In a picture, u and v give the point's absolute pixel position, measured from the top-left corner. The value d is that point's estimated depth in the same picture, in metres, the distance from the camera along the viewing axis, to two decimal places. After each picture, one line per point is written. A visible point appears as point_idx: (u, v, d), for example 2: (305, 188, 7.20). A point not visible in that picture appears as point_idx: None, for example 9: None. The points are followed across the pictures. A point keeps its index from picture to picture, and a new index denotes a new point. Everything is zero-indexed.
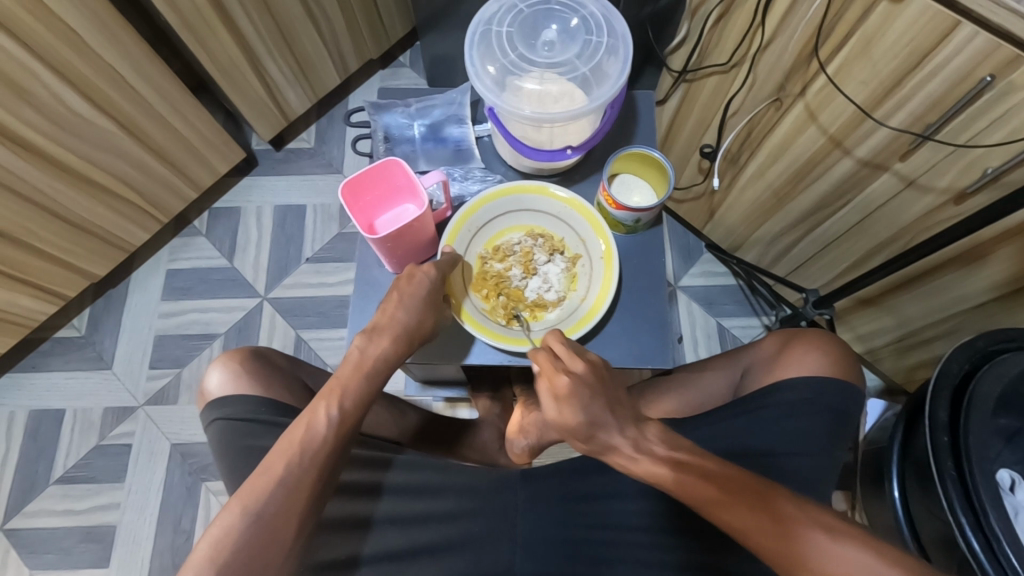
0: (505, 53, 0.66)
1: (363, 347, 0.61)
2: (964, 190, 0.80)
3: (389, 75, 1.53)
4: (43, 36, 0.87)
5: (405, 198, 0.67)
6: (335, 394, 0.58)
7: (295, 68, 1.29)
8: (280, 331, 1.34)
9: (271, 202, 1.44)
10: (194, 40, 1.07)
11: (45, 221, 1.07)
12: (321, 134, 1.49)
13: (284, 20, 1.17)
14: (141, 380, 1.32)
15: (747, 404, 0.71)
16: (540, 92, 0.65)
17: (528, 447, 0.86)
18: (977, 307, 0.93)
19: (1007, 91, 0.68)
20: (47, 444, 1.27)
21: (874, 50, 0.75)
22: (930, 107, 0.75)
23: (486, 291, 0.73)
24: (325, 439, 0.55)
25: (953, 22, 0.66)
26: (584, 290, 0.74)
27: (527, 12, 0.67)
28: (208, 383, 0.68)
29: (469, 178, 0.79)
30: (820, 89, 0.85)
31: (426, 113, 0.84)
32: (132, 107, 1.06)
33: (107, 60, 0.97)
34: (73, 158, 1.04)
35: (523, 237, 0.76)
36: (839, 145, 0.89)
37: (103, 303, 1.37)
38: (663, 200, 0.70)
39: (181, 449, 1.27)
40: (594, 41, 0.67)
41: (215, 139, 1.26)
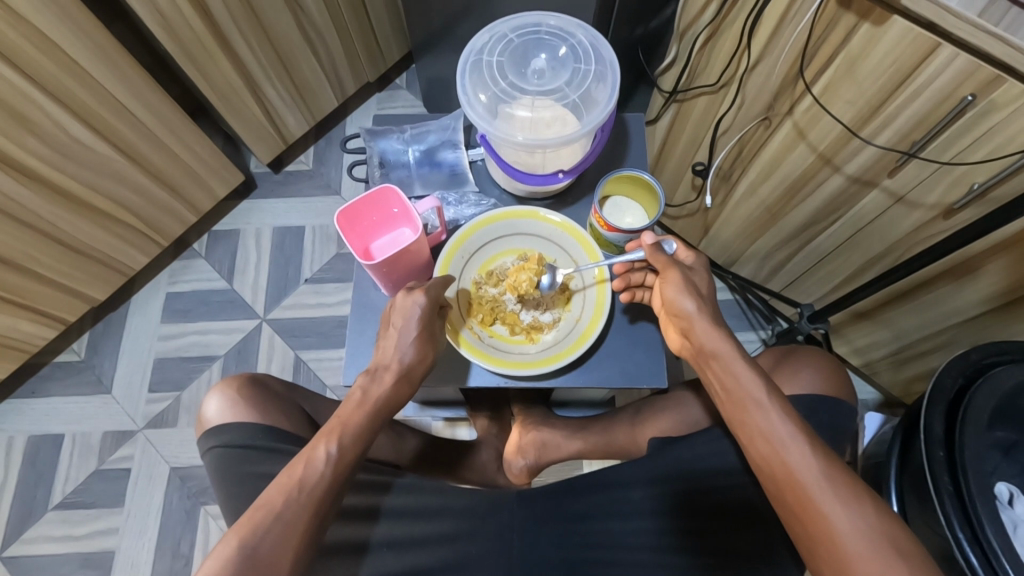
0: (497, 82, 0.68)
1: (367, 386, 0.62)
2: (952, 205, 0.82)
3: (386, 98, 1.56)
4: (44, 66, 0.89)
5: (401, 223, 0.68)
6: (335, 431, 0.58)
7: (293, 92, 1.31)
8: (279, 352, 1.35)
9: (270, 224, 1.45)
10: (193, 68, 1.10)
11: (46, 246, 1.09)
12: (319, 156, 1.51)
13: (281, 46, 1.20)
14: (140, 403, 1.32)
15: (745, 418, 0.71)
16: (532, 119, 0.67)
17: (527, 466, 0.90)
18: (971, 320, 0.93)
19: (989, 109, 0.69)
20: (47, 470, 1.27)
21: (858, 70, 0.77)
22: (915, 125, 0.77)
23: (529, 274, 0.74)
24: (323, 475, 0.56)
25: (933, 44, 0.68)
26: (578, 310, 0.75)
27: (517, 41, 0.69)
28: (207, 411, 0.68)
29: (463, 203, 0.81)
30: (808, 108, 0.87)
31: (422, 138, 0.85)
32: (132, 133, 1.08)
33: (107, 88, 0.99)
34: (74, 184, 1.05)
35: (515, 261, 0.77)
36: (829, 162, 0.90)
37: (103, 327, 1.38)
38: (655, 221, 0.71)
39: (181, 472, 1.27)
40: (583, 68, 0.68)
41: (214, 163, 1.28)
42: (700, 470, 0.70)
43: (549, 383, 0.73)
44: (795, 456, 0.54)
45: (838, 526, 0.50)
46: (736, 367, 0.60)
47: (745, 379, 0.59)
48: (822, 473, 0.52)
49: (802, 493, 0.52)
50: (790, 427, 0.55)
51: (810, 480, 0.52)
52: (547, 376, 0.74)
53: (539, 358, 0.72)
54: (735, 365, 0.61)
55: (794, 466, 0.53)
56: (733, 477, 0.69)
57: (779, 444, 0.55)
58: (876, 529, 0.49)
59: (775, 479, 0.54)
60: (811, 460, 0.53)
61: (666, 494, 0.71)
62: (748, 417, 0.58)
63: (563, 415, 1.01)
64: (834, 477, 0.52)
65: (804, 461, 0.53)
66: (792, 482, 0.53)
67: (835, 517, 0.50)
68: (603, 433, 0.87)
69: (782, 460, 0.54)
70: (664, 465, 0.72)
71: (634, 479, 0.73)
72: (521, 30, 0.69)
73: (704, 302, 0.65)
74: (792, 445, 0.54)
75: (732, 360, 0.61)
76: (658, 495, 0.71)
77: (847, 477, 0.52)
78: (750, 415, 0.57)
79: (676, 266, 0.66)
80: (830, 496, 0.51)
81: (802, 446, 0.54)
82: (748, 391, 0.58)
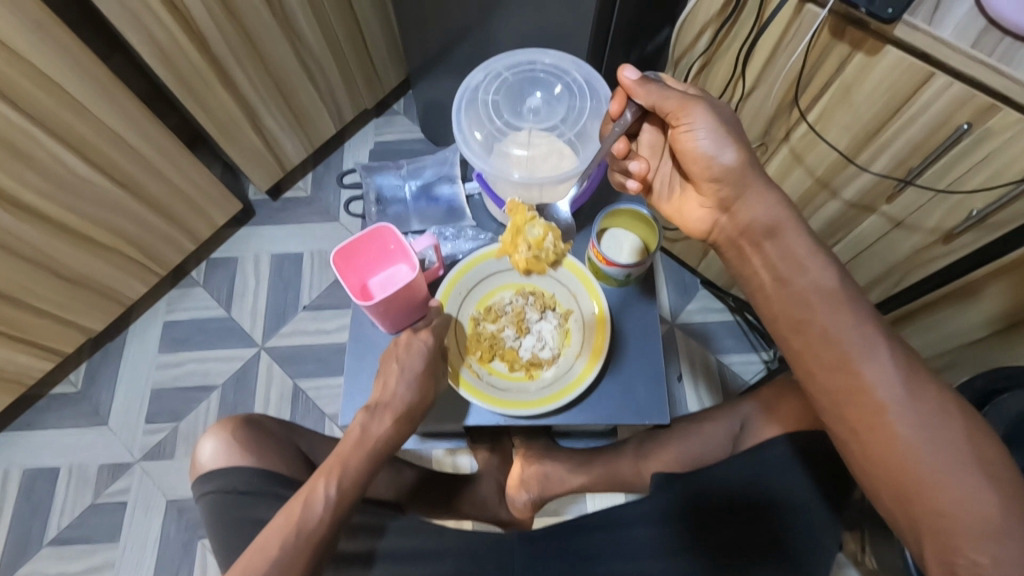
0: (493, 120, 0.70)
1: (366, 424, 0.61)
2: (951, 230, 0.82)
3: (384, 123, 1.56)
4: (42, 101, 0.89)
5: (397, 259, 0.68)
6: (334, 470, 0.57)
7: (291, 119, 1.32)
8: (277, 380, 1.34)
9: (269, 250, 1.45)
10: (191, 98, 1.10)
11: (43, 278, 1.08)
12: (317, 182, 1.51)
13: (279, 75, 1.21)
14: (137, 434, 1.30)
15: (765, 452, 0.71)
16: (528, 156, 0.68)
17: (530, 500, 0.89)
18: (975, 343, 0.91)
19: (985, 136, 0.69)
20: (42, 504, 1.25)
21: (853, 97, 0.77)
22: (912, 151, 0.77)
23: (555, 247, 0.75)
24: (322, 519, 0.55)
25: (927, 73, 0.68)
26: (578, 346, 0.74)
27: (512, 79, 0.70)
28: (201, 454, 0.67)
29: (460, 237, 0.80)
30: (804, 135, 0.87)
31: (418, 174, 0.90)
32: (131, 164, 1.08)
33: (105, 121, 0.99)
34: (71, 216, 1.05)
35: (513, 296, 0.76)
36: (826, 186, 0.91)
37: (100, 357, 1.37)
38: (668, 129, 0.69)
39: (178, 504, 1.25)
40: (578, 105, 0.69)
41: (213, 191, 1.28)
42: (708, 504, 0.70)
43: (548, 422, 0.72)
44: (872, 371, 0.52)
45: (911, 445, 0.50)
46: (791, 240, 0.57)
47: (807, 264, 0.56)
48: (901, 387, 0.51)
49: (875, 408, 0.51)
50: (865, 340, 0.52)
51: (887, 397, 0.51)
52: (546, 415, 0.73)
53: (538, 397, 0.71)
54: (790, 241, 0.57)
55: (870, 381, 0.51)
56: (743, 512, 0.69)
57: (856, 350, 0.52)
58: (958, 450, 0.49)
59: (844, 390, 0.53)
60: (889, 372, 0.51)
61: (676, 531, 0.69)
62: (811, 316, 0.54)
63: (566, 446, 0.99)
64: (914, 391, 0.51)
65: (884, 382, 0.51)
66: (868, 399, 0.51)
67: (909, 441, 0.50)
68: (606, 466, 0.86)
69: (857, 368, 0.52)
70: (669, 500, 0.71)
71: (640, 515, 0.71)
72: (516, 67, 0.70)
73: (739, 150, 0.59)
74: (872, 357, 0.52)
75: (788, 227, 0.57)
76: (666, 533, 0.69)
77: (933, 390, 0.51)
78: (813, 313, 0.54)
79: (700, 111, 0.59)
80: (907, 412, 0.50)
81: (880, 355, 0.52)
82: (810, 283, 0.55)
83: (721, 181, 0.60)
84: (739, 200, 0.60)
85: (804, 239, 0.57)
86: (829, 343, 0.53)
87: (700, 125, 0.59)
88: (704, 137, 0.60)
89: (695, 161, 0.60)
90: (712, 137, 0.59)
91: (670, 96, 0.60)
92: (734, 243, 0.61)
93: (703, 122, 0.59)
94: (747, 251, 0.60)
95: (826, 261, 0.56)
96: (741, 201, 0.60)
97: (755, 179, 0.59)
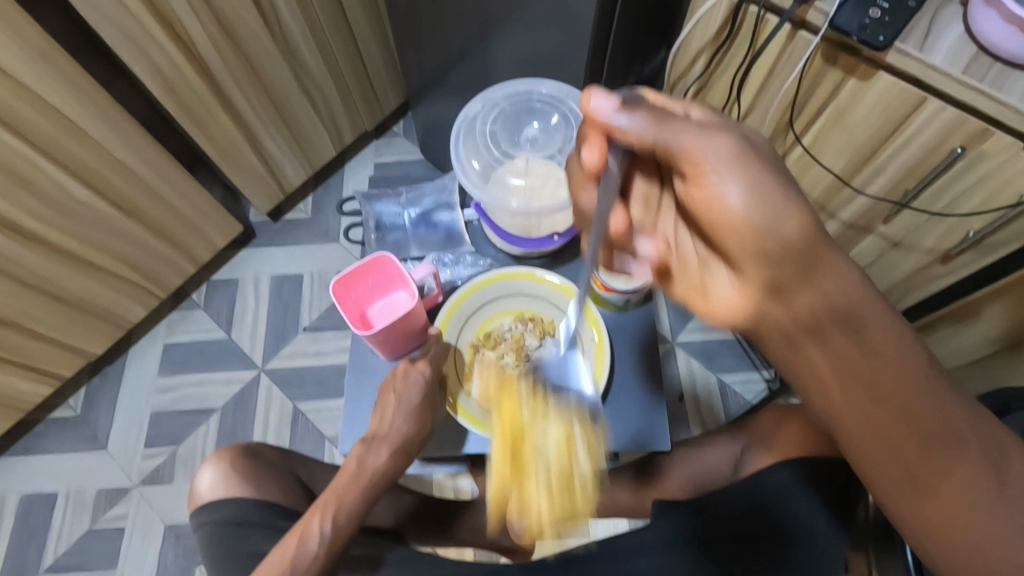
0: (491, 149, 0.71)
1: (362, 457, 0.62)
2: (948, 251, 0.82)
3: (384, 145, 1.57)
4: (46, 130, 0.91)
5: (397, 286, 0.68)
6: (329, 506, 0.58)
7: (292, 143, 1.33)
8: (277, 402, 1.33)
9: (269, 272, 1.45)
10: (193, 124, 1.12)
11: (43, 303, 1.09)
12: (317, 204, 1.52)
13: (280, 99, 1.22)
14: (135, 459, 1.29)
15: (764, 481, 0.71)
16: (525, 186, 0.68)
17: (531, 526, 0.87)
18: (976, 362, 0.92)
19: (979, 159, 0.70)
20: (39, 530, 1.24)
21: (848, 122, 0.78)
22: (907, 173, 0.77)
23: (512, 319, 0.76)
24: (317, 556, 0.54)
25: (919, 98, 0.69)
26: (579, 373, 0.74)
27: (510, 110, 0.72)
28: (200, 484, 0.67)
29: (459, 263, 0.80)
30: (800, 158, 0.88)
31: (416, 202, 0.90)
32: (132, 190, 1.09)
33: (108, 148, 1.01)
34: (73, 242, 1.06)
35: (512, 322, 0.76)
36: (823, 208, 0.91)
37: (99, 381, 1.36)
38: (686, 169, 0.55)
39: (176, 529, 1.24)
40: (575, 135, 0.70)
41: (213, 214, 1.29)
42: (718, 537, 0.68)
43: None
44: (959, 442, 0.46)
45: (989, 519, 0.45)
46: (873, 325, 0.43)
47: (893, 349, 0.44)
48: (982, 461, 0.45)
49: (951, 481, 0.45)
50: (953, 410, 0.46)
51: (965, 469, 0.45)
52: None
53: None
54: (872, 325, 0.44)
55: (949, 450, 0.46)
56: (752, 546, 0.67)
57: (943, 423, 0.45)
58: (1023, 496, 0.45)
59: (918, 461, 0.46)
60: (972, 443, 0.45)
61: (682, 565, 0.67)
62: (900, 393, 0.44)
63: None
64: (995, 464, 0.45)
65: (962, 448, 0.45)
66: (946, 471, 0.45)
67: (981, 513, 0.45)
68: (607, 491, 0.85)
69: (938, 437, 0.45)
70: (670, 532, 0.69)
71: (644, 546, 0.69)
72: (513, 98, 0.72)
73: (790, 206, 0.42)
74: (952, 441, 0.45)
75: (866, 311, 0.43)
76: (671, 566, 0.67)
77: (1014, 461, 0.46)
78: (899, 393, 0.44)
79: (717, 163, 0.42)
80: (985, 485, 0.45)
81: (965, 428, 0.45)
82: (892, 365, 0.44)
83: (773, 252, 0.42)
84: (801, 283, 0.43)
85: (885, 321, 0.44)
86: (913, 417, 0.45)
87: (723, 177, 0.42)
88: (742, 198, 0.42)
89: (730, 231, 0.43)
90: (746, 194, 0.42)
91: (677, 140, 0.43)
92: (792, 337, 0.46)
93: (736, 168, 0.42)
94: (801, 345, 0.45)
95: (911, 336, 0.44)
96: (806, 280, 0.43)
97: (815, 248, 0.42)
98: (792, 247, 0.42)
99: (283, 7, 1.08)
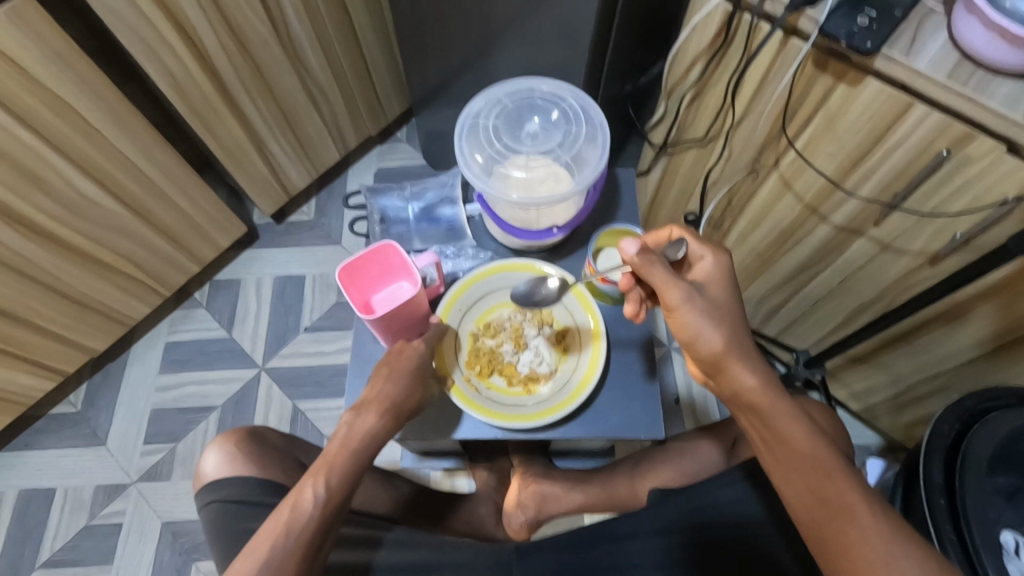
0: (493, 143, 0.73)
1: (351, 423, 0.62)
2: (936, 253, 0.84)
3: (386, 151, 1.60)
4: (60, 129, 0.93)
5: (400, 276, 0.70)
6: (321, 471, 0.58)
7: (297, 148, 1.36)
8: (277, 402, 1.34)
9: (271, 273, 1.47)
10: (203, 128, 1.14)
11: (49, 299, 1.10)
12: (320, 207, 1.54)
13: (287, 103, 1.25)
14: (134, 456, 1.30)
15: (752, 470, 0.72)
16: (527, 178, 0.71)
17: (527, 521, 0.89)
18: (964, 364, 0.94)
19: (964, 163, 0.72)
20: (35, 527, 1.24)
21: (837, 126, 0.80)
22: (895, 177, 0.80)
23: (520, 322, 0.79)
24: (311, 519, 0.56)
25: (906, 103, 0.72)
26: (575, 362, 0.77)
27: (511, 106, 0.75)
28: (205, 466, 0.69)
29: (461, 256, 0.84)
30: (792, 162, 0.90)
31: (420, 196, 0.92)
32: (140, 189, 1.11)
33: (119, 148, 1.03)
34: (80, 238, 1.07)
35: (512, 313, 0.80)
36: (815, 212, 0.93)
37: (100, 378, 1.37)
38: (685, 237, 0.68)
39: (172, 527, 1.24)
40: (574, 130, 0.74)
41: (218, 216, 1.31)
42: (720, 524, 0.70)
43: (546, 436, 0.75)
44: (851, 497, 0.52)
45: (865, 539, 0.50)
46: (773, 411, 0.58)
47: (783, 416, 0.57)
48: (871, 516, 0.51)
49: (832, 507, 0.52)
50: (857, 491, 0.52)
51: (859, 520, 0.51)
52: (545, 429, 0.75)
53: (536, 411, 0.74)
54: (762, 395, 0.58)
55: (847, 499, 0.52)
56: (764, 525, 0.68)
57: (823, 470, 0.54)
58: (793, 436, 0.56)
59: (816, 491, 0.53)
60: (866, 512, 0.51)
61: (686, 542, 0.69)
62: (782, 427, 0.57)
63: (563, 466, 1.00)
64: (877, 511, 0.51)
65: (865, 511, 0.51)
66: (835, 509, 0.52)
67: (868, 537, 0.50)
68: (603, 485, 0.87)
69: (830, 482, 0.53)
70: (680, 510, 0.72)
71: (646, 529, 0.72)
72: (515, 95, 0.75)
73: (704, 316, 0.60)
74: (717, 370, 0.61)
75: (771, 403, 0.58)
76: (677, 542, 0.69)
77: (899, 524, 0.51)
78: (781, 424, 0.57)
79: (672, 292, 0.61)
80: (872, 532, 0.50)
81: (867, 493, 0.52)
82: (749, 402, 0.59)
83: (690, 347, 0.61)
84: (720, 376, 0.61)
85: (788, 406, 0.58)
86: (808, 465, 0.55)
87: (680, 308, 0.60)
88: (698, 311, 0.60)
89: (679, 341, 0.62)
90: (668, 282, 0.61)
91: (659, 274, 0.61)
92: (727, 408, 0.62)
93: (737, 340, 0.60)
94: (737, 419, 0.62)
95: (801, 417, 0.57)
96: (722, 375, 0.60)
97: (741, 357, 0.59)
98: (730, 324, 0.61)
99: (292, 16, 1.11)
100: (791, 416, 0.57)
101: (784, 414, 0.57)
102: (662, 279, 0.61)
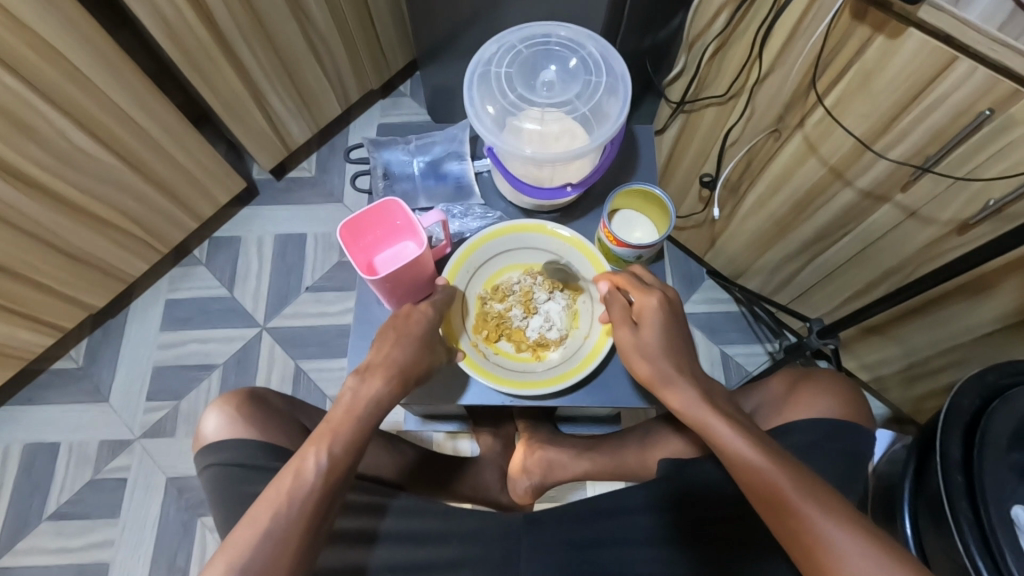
0: (505, 94, 0.68)
1: (356, 388, 0.60)
2: (967, 221, 0.80)
3: (390, 105, 1.54)
4: (48, 75, 0.88)
5: (405, 236, 0.67)
6: (325, 438, 0.57)
7: (297, 100, 1.30)
8: (280, 361, 1.33)
9: (272, 232, 1.43)
10: (199, 76, 1.09)
11: (45, 254, 1.08)
12: (322, 163, 1.49)
13: (286, 52, 1.19)
14: (138, 412, 1.30)
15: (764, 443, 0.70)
16: (541, 132, 0.67)
17: (532, 486, 0.90)
18: (983, 337, 0.91)
19: (1008, 124, 0.68)
20: (42, 480, 1.25)
21: (872, 84, 0.75)
22: (930, 140, 0.75)
23: (530, 287, 0.76)
24: (314, 487, 0.54)
25: (951, 56, 0.67)
26: (587, 328, 0.75)
27: (527, 52, 0.70)
28: (206, 427, 0.67)
29: (468, 216, 0.81)
30: (819, 121, 0.85)
31: (426, 149, 0.87)
32: (135, 141, 1.06)
33: (111, 96, 0.98)
34: (74, 191, 1.04)
35: (521, 276, 0.77)
36: (840, 176, 0.89)
37: (101, 334, 1.36)
38: (665, 238, 0.71)
39: (177, 483, 1.25)
40: (594, 80, 0.69)
41: (217, 170, 1.26)
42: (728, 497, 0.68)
43: (553, 403, 0.73)
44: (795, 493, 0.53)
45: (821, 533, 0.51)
46: (710, 425, 0.60)
47: (720, 428, 0.59)
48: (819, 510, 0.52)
49: (780, 505, 0.53)
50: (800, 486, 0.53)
51: (810, 515, 0.52)
52: (553, 396, 0.73)
53: (544, 378, 0.72)
54: (700, 413, 0.61)
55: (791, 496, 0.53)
56: None
57: (766, 471, 0.55)
58: (731, 445, 0.58)
59: (759, 493, 0.55)
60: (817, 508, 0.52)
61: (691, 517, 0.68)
62: (719, 439, 0.59)
63: (568, 431, 0.99)
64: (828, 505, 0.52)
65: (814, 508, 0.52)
66: (784, 508, 0.53)
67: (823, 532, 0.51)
68: (611, 454, 0.85)
69: (773, 482, 0.54)
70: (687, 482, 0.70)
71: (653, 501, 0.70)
72: (530, 41, 0.70)
73: (642, 353, 0.64)
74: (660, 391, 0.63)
75: (706, 420, 0.60)
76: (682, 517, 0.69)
77: (849, 514, 0.52)
78: (720, 437, 0.59)
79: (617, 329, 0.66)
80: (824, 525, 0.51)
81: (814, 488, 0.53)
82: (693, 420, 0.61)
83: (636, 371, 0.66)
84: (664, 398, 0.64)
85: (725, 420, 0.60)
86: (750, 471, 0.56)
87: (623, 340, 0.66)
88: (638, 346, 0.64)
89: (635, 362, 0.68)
90: (619, 320, 0.66)
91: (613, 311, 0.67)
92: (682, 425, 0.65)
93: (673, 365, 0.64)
94: None
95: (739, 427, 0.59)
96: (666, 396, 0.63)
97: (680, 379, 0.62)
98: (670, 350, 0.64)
99: None
100: (725, 425, 0.59)
101: (720, 427, 0.59)
102: (617, 315, 0.67)
